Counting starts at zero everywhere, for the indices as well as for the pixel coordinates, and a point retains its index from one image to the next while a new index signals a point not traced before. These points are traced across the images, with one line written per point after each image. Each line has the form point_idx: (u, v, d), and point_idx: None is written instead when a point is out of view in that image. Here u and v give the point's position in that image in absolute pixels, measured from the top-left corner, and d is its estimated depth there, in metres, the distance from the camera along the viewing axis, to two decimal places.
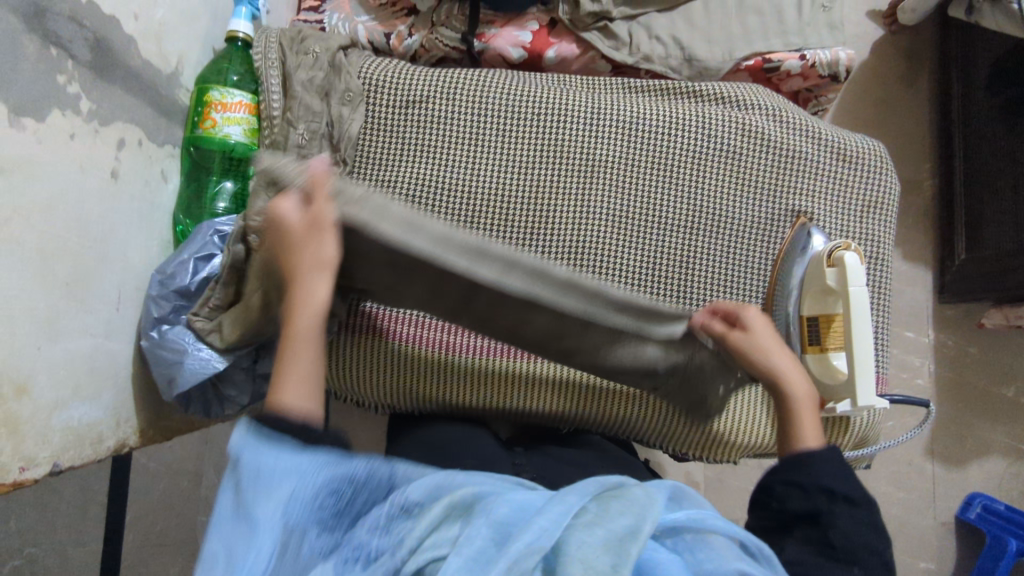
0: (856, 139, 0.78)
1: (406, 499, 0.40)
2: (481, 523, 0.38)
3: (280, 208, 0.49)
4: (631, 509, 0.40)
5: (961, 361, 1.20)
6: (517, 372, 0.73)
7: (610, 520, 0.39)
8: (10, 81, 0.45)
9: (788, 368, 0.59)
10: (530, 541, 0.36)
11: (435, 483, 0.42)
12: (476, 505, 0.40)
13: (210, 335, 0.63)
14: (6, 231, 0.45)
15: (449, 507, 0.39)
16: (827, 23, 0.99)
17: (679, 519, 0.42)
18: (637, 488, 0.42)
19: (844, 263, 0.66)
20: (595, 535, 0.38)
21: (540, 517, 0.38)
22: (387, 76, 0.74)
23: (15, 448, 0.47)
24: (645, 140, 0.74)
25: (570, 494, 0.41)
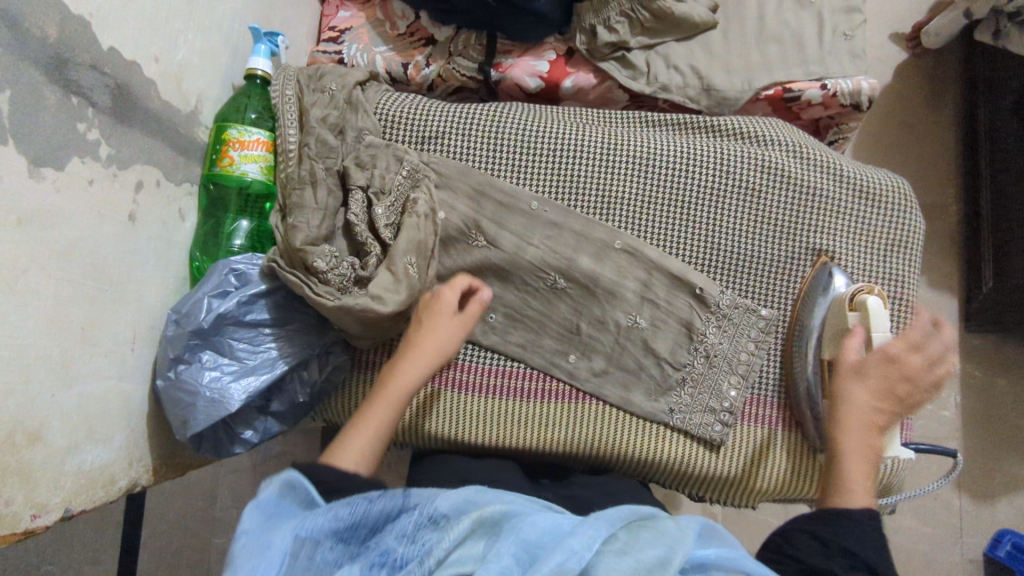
0: (879, 176, 0.76)
1: (435, 511, 0.43)
2: (509, 541, 0.40)
3: (444, 297, 0.65)
4: (659, 540, 0.42)
5: (989, 392, 1.16)
6: (531, 413, 0.72)
7: (639, 550, 0.41)
8: (29, 133, 0.45)
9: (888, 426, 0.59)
10: (557, 565, 0.38)
11: (463, 499, 0.45)
12: (505, 523, 0.42)
13: (326, 295, 0.64)
14: (24, 282, 0.46)
15: (479, 521, 0.42)
16: (849, 51, 0.97)
17: (709, 555, 0.44)
18: (667, 522, 0.45)
19: (866, 307, 0.65)
20: (622, 561, 0.40)
21: (571, 540, 0.40)
22: (404, 110, 0.75)
23: (27, 496, 0.47)
24: (662, 177, 0.74)
25: (600, 520, 0.43)
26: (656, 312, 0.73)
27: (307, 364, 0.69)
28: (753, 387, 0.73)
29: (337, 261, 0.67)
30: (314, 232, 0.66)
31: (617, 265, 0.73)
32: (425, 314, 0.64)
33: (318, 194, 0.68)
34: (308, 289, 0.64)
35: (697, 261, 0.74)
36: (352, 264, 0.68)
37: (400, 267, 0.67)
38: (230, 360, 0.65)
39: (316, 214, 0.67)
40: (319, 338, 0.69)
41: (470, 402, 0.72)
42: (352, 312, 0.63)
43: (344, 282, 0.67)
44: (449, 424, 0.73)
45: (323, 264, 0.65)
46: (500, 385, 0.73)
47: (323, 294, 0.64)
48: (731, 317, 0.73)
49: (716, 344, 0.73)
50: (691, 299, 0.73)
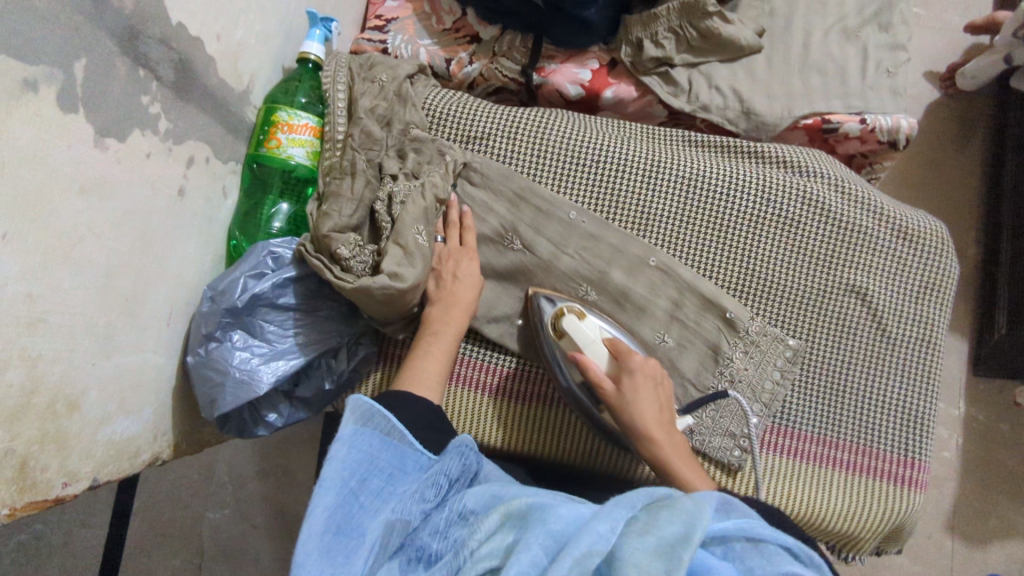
0: (918, 218, 0.77)
1: (464, 508, 0.45)
2: (538, 532, 0.38)
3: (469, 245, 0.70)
4: (680, 515, 0.40)
5: (990, 437, 1.17)
6: (546, 418, 0.73)
7: (660, 527, 0.39)
8: (98, 103, 0.45)
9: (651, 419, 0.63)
10: (588, 545, 0.36)
11: (493, 494, 0.45)
12: (531, 514, 0.40)
13: (346, 278, 0.64)
14: (79, 252, 0.45)
15: (506, 515, 0.41)
16: (890, 88, 0.97)
17: (728, 527, 0.43)
18: (685, 499, 0.42)
19: (570, 333, 0.68)
20: (645, 541, 0.38)
21: (595, 522, 0.38)
22: (451, 108, 0.76)
23: (61, 463, 0.47)
24: (704, 199, 0.75)
25: (619, 505, 0.41)
26: (684, 331, 0.74)
27: (336, 352, 0.69)
28: (774, 415, 0.74)
29: (360, 250, 0.67)
30: (345, 221, 0.67)
31: (650, 281, 0.73)
32: (452, 264, 0.69)
33: (355, 185, 0.69)
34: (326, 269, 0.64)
35: (730, 285, 0.75)
36: (373, 252, 0.68)
37: (409, 239, 0.67)
38: (260, 342, 0.64)
39: (350, 204, 0.68)
40: (348, 328, 0.69)
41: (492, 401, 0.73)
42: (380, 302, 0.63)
43: (366, 267, 0.67)
44: (467, 423, 0.73)
45: (347, 252, 0.65)
46: (518, 388, 0.73)
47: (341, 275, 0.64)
48: (759, 344, 0.74)
49: (741, 367, 0.73)
50: (720, 322, 0.73)
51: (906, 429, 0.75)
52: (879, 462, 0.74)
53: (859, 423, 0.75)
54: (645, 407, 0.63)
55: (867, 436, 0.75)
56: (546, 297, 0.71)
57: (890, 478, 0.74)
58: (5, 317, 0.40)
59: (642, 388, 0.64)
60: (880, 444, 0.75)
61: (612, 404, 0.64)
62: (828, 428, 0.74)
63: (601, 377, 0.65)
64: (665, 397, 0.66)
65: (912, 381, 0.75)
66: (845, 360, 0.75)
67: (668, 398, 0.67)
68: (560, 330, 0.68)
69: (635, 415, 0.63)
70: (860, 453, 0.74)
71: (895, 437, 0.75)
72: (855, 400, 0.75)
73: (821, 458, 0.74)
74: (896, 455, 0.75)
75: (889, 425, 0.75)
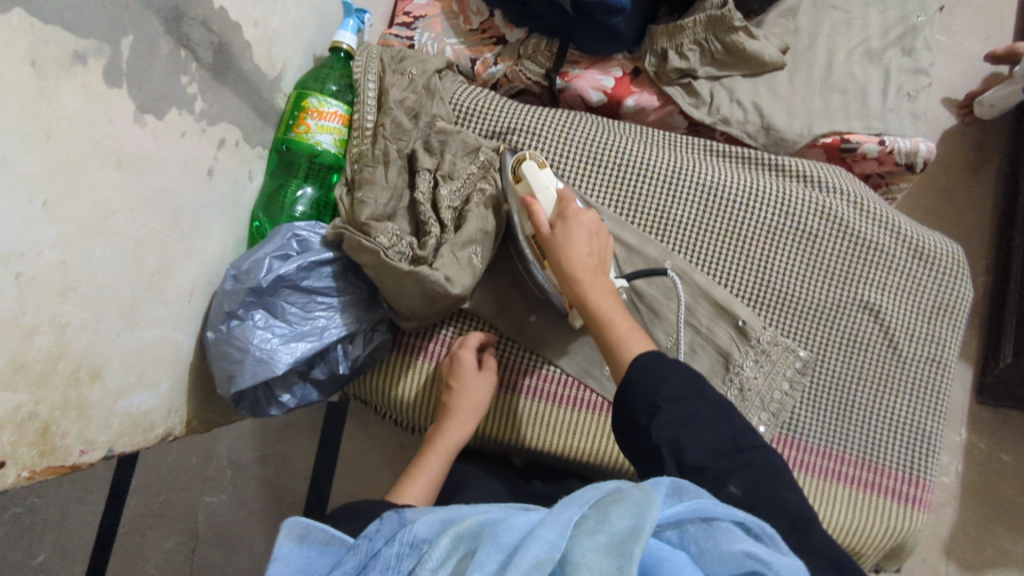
0: (934, 239, 0.78)
1: (415, 537, 0.39)
2: (488, 547, 0.35)
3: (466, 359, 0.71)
4: (628, 508, 0.37)
5: (991, 466, 1.17)
6: (520, 407, 0.75)
7: (611, 523, 0.37)
8: (141, 80, 0.46)
9: (583, 262, 0.62)
10: (535, 556, 0.34)
11: (442, 518, 0.40)
12: (482, 534, 0.37)
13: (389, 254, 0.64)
14: (113, 223, 0.46)
15: (457, 538, 0.37)
16: (910, 112, 0.98)
17: (680, 512, 0.40)
18: (633, 490, 0.40)
19: (526, 175, 0.68)
20: (597, 541, 0.36)
21: (543, 530, 0.36)
22: (478, 105, 0.78)
23: (81, 430, 0.48)
24: (724, 208, 0.76)
25: (568, 505, 0.39)
26: (696, 338, 0.74)
27: (353, 337, 0.70)
28: (782, 426, 0.74)
29: (398, 241, 0.67)
30: (381, 209, 0.68)
31: (664, 286, 0.74)
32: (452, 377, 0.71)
33: (389, 173, 0.70)
34: (381, 250, 0.63)
35: (745, 294, 0.76)
36: (411, 243, 0.67)
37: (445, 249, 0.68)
38: (281, 323, 0.65)
39: (385, 192, 0.69)
40: (367, 314, 0.71)
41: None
42: (417, 282, 0.64)
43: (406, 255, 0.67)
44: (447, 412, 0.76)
45: (385, 238, 0.65)
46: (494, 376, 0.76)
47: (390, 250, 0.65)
48: (769, 354, 0.74)
49: (750, 376, 0.74)
50: (732, 329, 0.74)
51: (913, 448, 0.75)
52: (884, 479, 0.75)
53: (866, 438, 0.75)
54: (575, 248, 0.63)
55: (873, 452, 0.75)
56: (512, 152, 0.75)
57: (895, 496, 0.74)
58: (39, 283, 0.41)
59: (576, 231, 0.64)
60: (887, 462, 0.75)
61: (546, 245, 0.64)
62: (834, 442, 0.75)
63: (541, 218, 0.65)
64: (599, 246, 0.66)
65: (921, 400, 0.76)
66: (855, 375, 0.75)
67: (604, 250, 0.66)
68: (518, 174, 0.69)
69: (563, 251, 0.63)
70: (866, 469, 0.75)
71: (902, 454, 0.75)
72: (863, 415, 0.75)
73: (826, 471, 0.74)
74: (901, 473, 0.75)
75: (896, 442, 0.75)
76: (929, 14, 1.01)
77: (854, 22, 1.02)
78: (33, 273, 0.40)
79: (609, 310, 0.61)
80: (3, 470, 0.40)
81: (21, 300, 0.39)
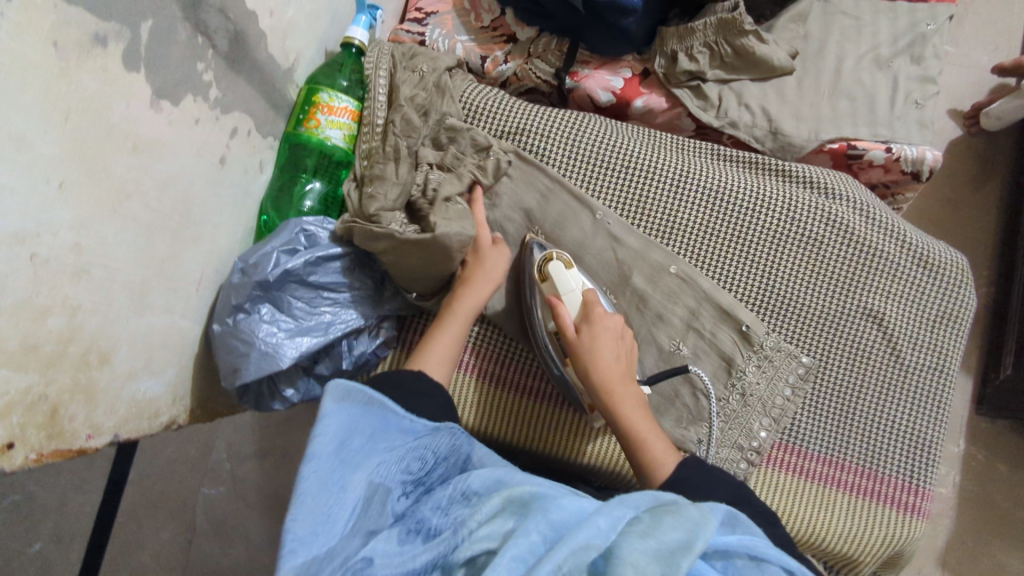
0: (939, 249, 0.78)
1: (468, 487, 0.45)
2: (537, 520, 0.39)
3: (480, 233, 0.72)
4: (683, 522, 0.39)
5: (988, 477, 1.17)
6: (527, 407, 0.76)
7: (663, 533, 0.38)
8: (158, 65, 0.46)
9: (613, 378, 0.65)
10: (586, 538, 0.37)
11: (495, 478, 0.46)
12: (533, 503, 0.41)
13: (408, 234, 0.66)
14: (126, 208, 0.46)
15: (507, 501, 0.41)
16: (917, 120, 0.98)
17: (732, 541, 0.42)
18: (689, 506, 0.42)
19: (553, 275, 0.70)
20: (645, 544, 0.37)
21: (597, 516, 0.39)
22: (488, 103, 0.78)
23: (88, 415, 0.47)
24: (730, 213, 0.76)
25: (622, 504, 0.41)
26: (699, 339, 0.74)
27: (357, 333, 0.71)
28: (783, 431, 0.74)
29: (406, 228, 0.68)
30: (390, 204, 0.69)
31: (668, 289, 0.75)
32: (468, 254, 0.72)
33: (400, 170, 0.71)
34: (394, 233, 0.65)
35: (749, 299, 0.76)
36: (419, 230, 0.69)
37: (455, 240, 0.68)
38: (286, 317, 0.65)
39: (395, 188, 0.70)
40: (373, 311, 0.70)
41: (483, 389, 0.76)
42: None
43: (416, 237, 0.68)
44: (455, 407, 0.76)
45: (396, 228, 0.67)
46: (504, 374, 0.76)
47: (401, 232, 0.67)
48: (773, 359, 0.74)
49: (752, 382, 0.74)
50: (735, 334, 0.74)
51: (913, 457, 0.76)
52: (885, 487, 0.75)
53: (867, 446, 0.75)
54: (602, 355, 0.66)
55: (874, 460, 0.75)
56: (539, 244, 0.74)
57: (895, 505, 0.75)
58: (51, 264, 0.41)
59: (601, 338, 0.66)
60: (887, 470, 0.75)
61: (572, 350, 0.66)
62: (835, 449, 0.75)
63: (569, 326, 0.67)
64: (624, 350, 0.68)
65: (923, 408, 0.76)
66: (858, 383, 0.75)
67: (628, 352, 0.69)
68: (545, 271, 0.70)
69: (592, 359, 0.65)
70: (866, 477, 0.75)
71: (902, 463, 0.75)
72: (865, 423, 0.75)
73: (827, 478, 0.74)
74: (902, 481, 0.75)
75: (897, 451, 0.75)
76: (938, 23, 1.02)
77: (864, 29, 1.02)
78: (47, 255, 0.40)
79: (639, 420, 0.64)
80: (9, 451, 0.40)
81: (34, 282, 0.39)
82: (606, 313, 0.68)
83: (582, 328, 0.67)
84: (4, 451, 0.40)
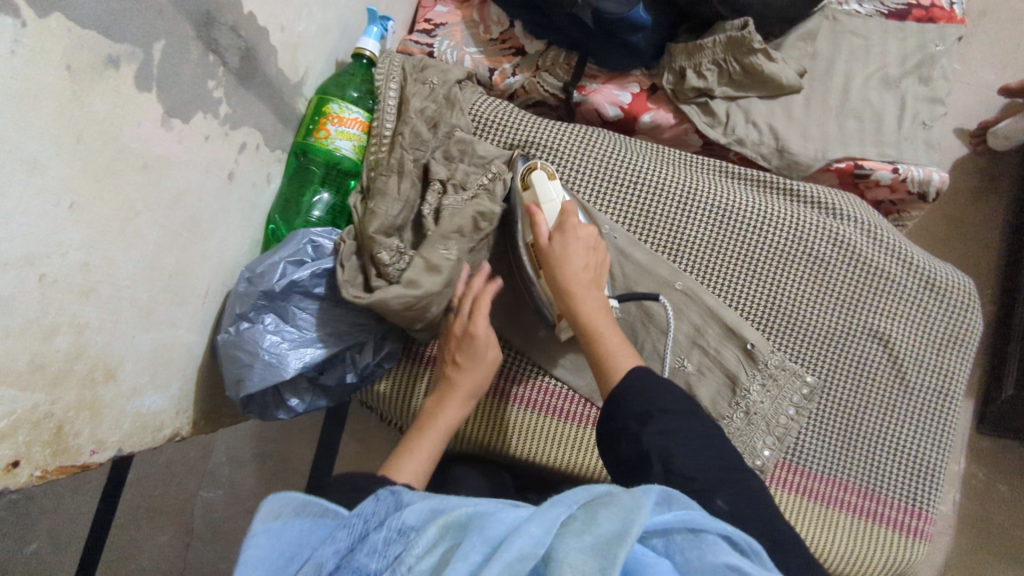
0: (946, 271, 0.78)
1: (403, 523, 0.38)
2: (474, 538, 0.35)
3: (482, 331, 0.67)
4: (616, 511, 0.37)
5: (989, 496, 1.16)
6: (516, 417, 0.76)
7: (598, 525, 0.36)
8: (169, 84, 0.46)
9: (581, 287, 0.63)
10: (522, 547, 0.34)
11: (433, 506, 0.39)
12: (470, 523, 0.36)
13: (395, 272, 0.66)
14: (135, 226, 0.46)
15: (444, 527, 0.37)
16: (925, 140, 0.98)
17: (669, 519, 0.39)
18: (623, 494, 0.39)
19: (533, 183, 0.69)
20: (582, 541, 0.35)
21: (529, 523, 0.36)
22: (498, 116, 0.78)
23: (93, 431, 0.47)
24: (737, 231, 0.76)
25: (555, 504, 0.38)
26: (704, 359, 0.74)
27: (363, 346, 0.70)
28: (786, 451, 0.74)
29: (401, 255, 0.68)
30: (390, 220, 0.68)
31: (674, 306, 0.74)
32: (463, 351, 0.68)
33: (402, 185, 0.70)
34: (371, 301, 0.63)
35: (754, 317, 0.76)
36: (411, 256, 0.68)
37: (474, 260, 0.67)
38: (291, 328, 0.65)
39: (396, 204, 0.69)
40: (378, 323, 0.70)
41: None
42: None
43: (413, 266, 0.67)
44: None
45: (387, 257, 0.66)
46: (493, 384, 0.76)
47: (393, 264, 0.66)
48: (777, 378, 0.74)
49: (757, 401, 0.74)
50: (740, 353, 0.74)
51: (916, 479, 0.75)
52: (888, 509, 0.75)
53: (870, 467, 0.75)
54: (570, 262, 0.64)
55: (877, 481, 0.75)
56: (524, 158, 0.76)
57: (898, 527, 0.75)
58: (61, 284, 0.41)
59: (572, 246, 0.64)
60: (889, 491, 0.75)
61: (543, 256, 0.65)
62: (838, 470, 0.75)
63: (542, 228, 0.66)
64: (596, 261, 0.66)
65: (927, 430, 0.76)
66: (862, 404, 0.75)
67: (600, 265, 0.67)
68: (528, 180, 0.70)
69: (560, 263, 0.63)
70: (869, 498, 0.75)
71: (906, 486, 0.75)
72: (869, 444, 0.75)
73: (829, 499, 0.74)
74: (905, 504, 0.75)
75: (901, 474, 0.75)
76: (947, 43, 1.01)
77: (873, 48, 1.02)
78: (56, 275, 0.40)
79: (603, 327, 0.62)
80: (15, 470, 0.40)
81: (43, 302, 0.39)
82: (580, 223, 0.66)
83: (555, 236, 0.65)
84: (9, 469, 0.40)
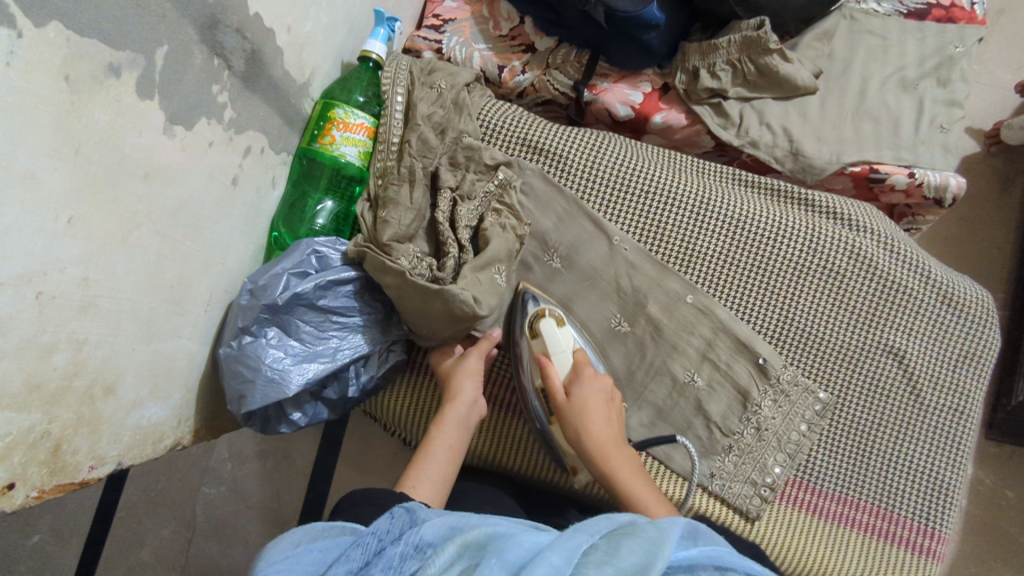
0: (965, 286, 0.76)
1: (419, 541, 0.38)
2: (493, 561, 0.34)
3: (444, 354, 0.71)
4: (641, 544, 0.37)
5: (995, 503, 1.15)
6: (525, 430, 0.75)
7: (621, 557, 0.36)
8: (172, 91, 0.44)
9: (608, 441, 0.64)
10: None
11: (449, 525, 0.39)
12: (489, 544, 0.36)
13: (418, 273, 0.64)
14: (137, 238, 0.45)
15: (463, 547, 0.36)
16: (942, 145, 0.96)
17: (691, 556, 0.40)
18: (647, 527, 0.40)
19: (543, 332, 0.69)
20: (603, 572, 0.34)
21: (550, 554, 0.35)
22: (508, 119, 0.76)
23: (92, 447, 0.46)
24: (751, 243, 0.74)
25: (578, 531, 0.38)
26: (715, 371, 0.73)
27: (367, 358, 0.69)
28: (797, 467, 0.73)
29: (417, 262, 0.66)
30: (404, 229, 0.67)
31: (684, 318, 0.73)
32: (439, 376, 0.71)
33: (415, 194, 0.68)
34: (406, 271, 0.62)
35: (767, 331, 0.74)
36: (431, 265, 0.66)
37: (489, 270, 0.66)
38: (294, 342, 0.63)
39: (409, 213, 0.67)
40: (382, 336, 0.69)
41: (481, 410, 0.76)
42: (444, 306, 0.62)
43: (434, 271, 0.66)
44: None
45: (405, 262, 0.64)
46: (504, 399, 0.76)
47: (411, 266, 0.64)
48: (789, 393, 0.73)
49: (769, 417, 0.72)
50: (752, 367, 0.72)
51: (930, 498, 0.74)
52: (900, 528, 0.74)
53: (883, 485, 0.74)
54: (592, 417, 0.65)
55: (889, 499, 0.74)
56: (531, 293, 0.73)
57: (909, 546, 0.74)
58: (59, 302, 0.39)
59: (592, 399, 0.66)
60: (901, 510, 0.74)
61: (561, 411, 0.66)
62: (850, 488, 0.73)
63: (557, 385, 0.66)
64: (616, 412, 0.68)
65: (942, 448, 0.75)
66: (876, 421, 0.74)
67: (618, 414, 0.68)
68: (536, 328, 0.70)
69: (582, 418, 0.64)
70: (880, 517, 0.74)
71: (919, 504, 0.74)
72: (882, 462, 0.74)
73: (840, 517, 0.73)
74: (917, 523, 0.74)
75: (914, 492, 0.74)
76: (968, 45, 0.99)
77: (891, 49, 0.99)
78: (54, 292, 0.39)
79: (632, 481, 0.62)
80: (12, 491, 0.39)
81: (39, 321, 0.38)
82: (598, 377, 0.68)
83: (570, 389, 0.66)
84: (5, 491, 0.38)
